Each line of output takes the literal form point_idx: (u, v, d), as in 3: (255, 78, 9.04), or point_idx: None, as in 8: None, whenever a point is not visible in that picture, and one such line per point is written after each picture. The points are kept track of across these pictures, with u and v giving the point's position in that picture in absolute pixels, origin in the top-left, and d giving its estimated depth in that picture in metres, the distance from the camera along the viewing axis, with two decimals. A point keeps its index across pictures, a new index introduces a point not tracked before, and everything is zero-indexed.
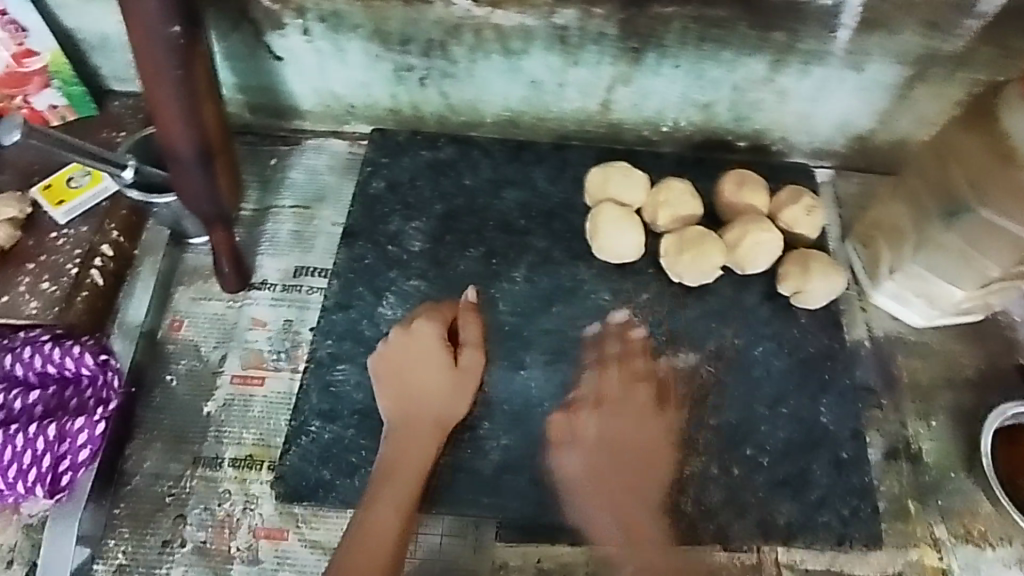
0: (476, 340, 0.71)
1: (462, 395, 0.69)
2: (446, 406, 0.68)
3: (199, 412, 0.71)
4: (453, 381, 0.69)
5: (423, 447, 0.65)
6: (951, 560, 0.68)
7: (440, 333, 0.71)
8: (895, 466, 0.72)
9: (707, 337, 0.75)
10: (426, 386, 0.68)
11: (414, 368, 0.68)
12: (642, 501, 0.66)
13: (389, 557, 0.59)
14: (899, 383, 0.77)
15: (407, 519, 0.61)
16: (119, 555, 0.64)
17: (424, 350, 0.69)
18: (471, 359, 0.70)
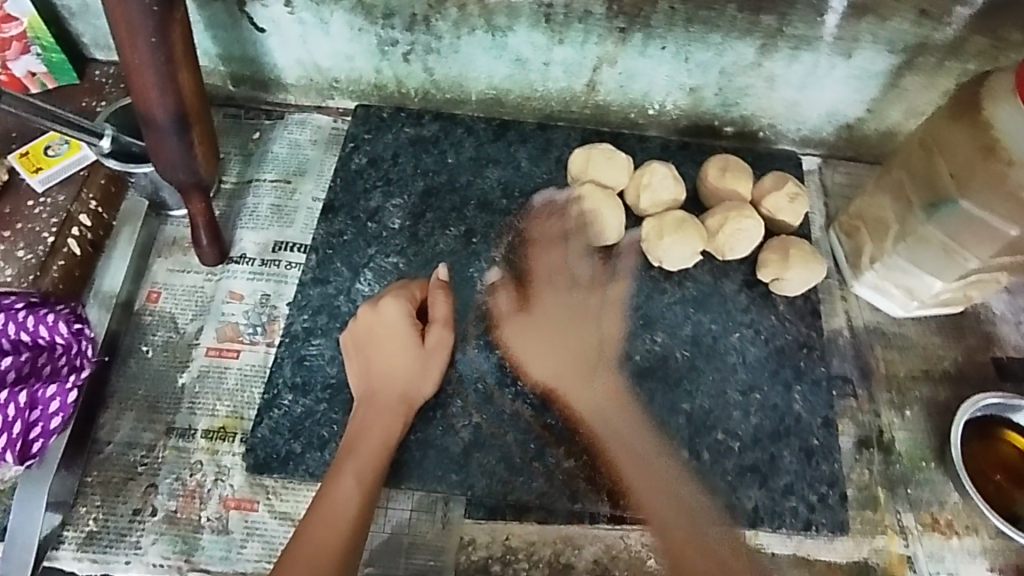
0: (445, 318, 0.68)
1: (430, 374, 0.67)
2: (412, 385, 0.66)
3: (173, 382, 0.71)
4: (419, 360, 0.67)
5: (387, 424, 0.64)
6: (916, 549, 0.68)
7: (407, 309, 0.68)
8: (866, 455, 0.72)
9: (683, 322, 0.75)
10: (391, 365, 0.66)
11: (380, 346, 0.67)
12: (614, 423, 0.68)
13: (349, 529, 0.59)
14: (874, 373, 0.77)
15: (368, 494, 0.61)
16: (89, 522, 0.65)
17: (390, 328, 0.67)
18: (439, 338, 0.68)
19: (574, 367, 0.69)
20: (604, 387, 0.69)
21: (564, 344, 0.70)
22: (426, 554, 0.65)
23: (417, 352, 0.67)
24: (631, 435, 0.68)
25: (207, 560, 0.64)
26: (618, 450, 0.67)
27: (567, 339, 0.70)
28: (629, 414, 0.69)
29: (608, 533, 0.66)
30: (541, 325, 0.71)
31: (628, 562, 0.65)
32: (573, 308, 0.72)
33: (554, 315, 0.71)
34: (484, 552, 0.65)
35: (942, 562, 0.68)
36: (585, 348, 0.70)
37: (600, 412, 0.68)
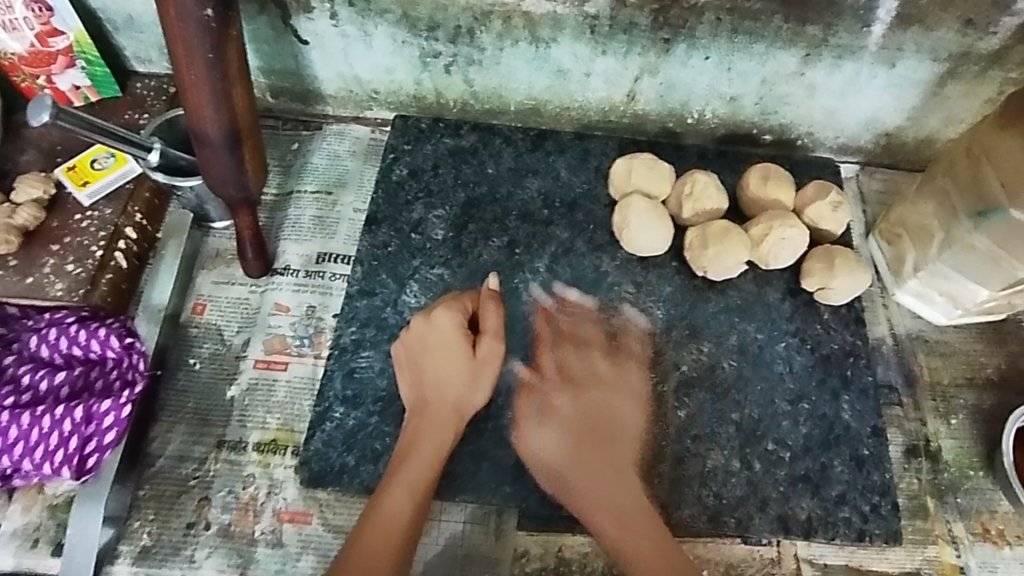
0: (497, 329, 0.67)
1: (480, 385, 0.66)
2: (463, 396, 0.66)
3: (223, 395, 0.71)
4: (468, 371, 0.66)
5: (438, 438, 0.64)
6: (969, 558, 0.68)
7: (459, 321, 0.67)
8: (914, 463, 0.72)
9: (729, 331, 0.75)
10: (443, 376, 0.66)
11: (430, 358, 0.66)
12: (585, 474, 0.64)
13: (398, 544, 0.58)
14: (919, 381, 0.77)
15: (418, 509, 0.61)
16: (144, 536, 0.65)
17: (442, 340, 0.66)
18: (491, 350, 0.66)
19: (585, 459, 0.65)
20: (592, 442, 0.65)
21: (559, 413, 0.67)
22: (481, 566, 0.65)
23: (469, 363, 0.66)
24: (624, 472, 0.65)
25: (263, 574, 0.64)
26: (592, 503, 0.64)
27: (597, 406, 0.67)
28: (616, 422, 0.67)
29: None
30: (586, 399, 0.67)
31: None
32: (586, 368, 0.69)
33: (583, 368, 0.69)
34: (538, 564, 0.65)
35: (995, 571, 0.68)
36: (603, 419, 0.67)
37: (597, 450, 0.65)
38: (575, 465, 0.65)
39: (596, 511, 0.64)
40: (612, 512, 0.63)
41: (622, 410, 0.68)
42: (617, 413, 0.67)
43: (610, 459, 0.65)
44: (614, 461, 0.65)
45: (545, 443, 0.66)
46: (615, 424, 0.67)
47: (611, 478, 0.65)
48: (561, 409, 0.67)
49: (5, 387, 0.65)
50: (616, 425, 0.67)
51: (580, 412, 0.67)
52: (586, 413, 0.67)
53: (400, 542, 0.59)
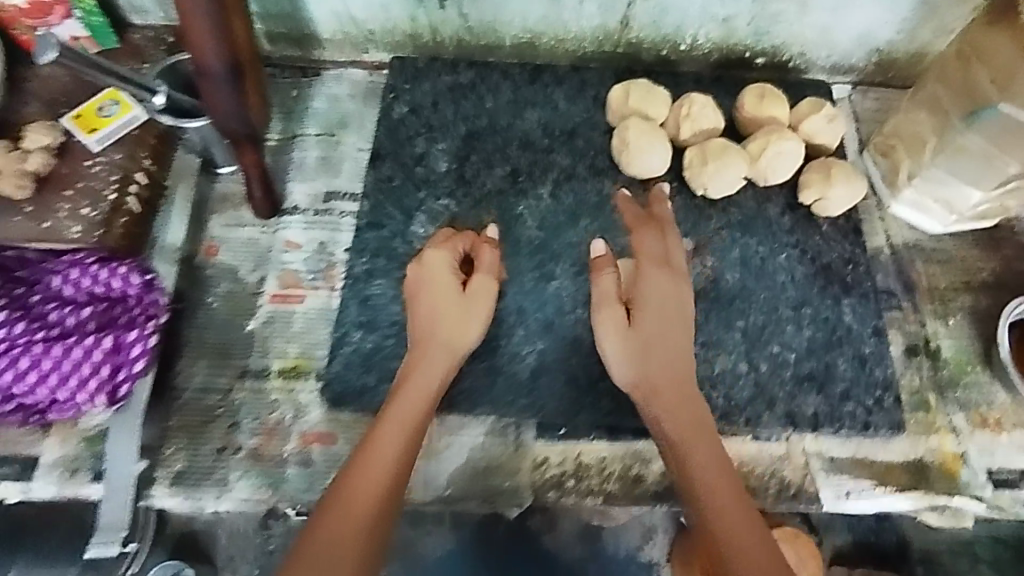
0: (492, 267, 0.67)
1: (470, 329, 0.65)
2: (457, 338, 0.64)
3: (241, 329, 0.73)
4: (461, 310, 0.65)
5: (425, 385, 0.62)
6: (968, 446, 0.70)
7: (451, 262, 0.67)
8: (914, 361, 0.74)
9: (731, 246, 0.76)
10: (438, 316, 0.65)
11: (425, 300, 0.65)
12: (704, 451, 0.58)
13: (382, 494, 0.57)
14: (917, 287, 0.79)
15: (406, 461, 0.59)
16: (176, 462, 0.66)
17: (435, 277, 0.66)
18: (484, 286, 0.66)
19: (670, 359, 0.62)
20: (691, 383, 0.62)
21: (660, 346, 0.62)
22: (502, 475, 0.68)
23: (464, 297, 0.66)
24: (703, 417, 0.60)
25: (293, 492, 0.66)
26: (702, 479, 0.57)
27: (653, 323, 0.63)
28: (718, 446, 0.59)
29: None
30: (638, 328, 0.63)
31: None
32: (667, 270, 0.65)
33: (660, 293, 0.64)
34: (557, 470, 0.68)
35: (994, 456, 0.70)
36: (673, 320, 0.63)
37: (698, 439, 0.58)
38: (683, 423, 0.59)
39: (723, 478, 0.57)
40: (726, 486, 0.56)
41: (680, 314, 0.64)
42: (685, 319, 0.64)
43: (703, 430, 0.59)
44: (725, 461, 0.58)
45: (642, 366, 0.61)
46: (680, 334, 0.63)
47: (710, 442, 0.59)
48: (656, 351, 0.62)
49: (19, 319, 0.65)
50: (682, 335, 0.63)
51: (670, 319, 0.63)
52: (671, 336, 0.63)
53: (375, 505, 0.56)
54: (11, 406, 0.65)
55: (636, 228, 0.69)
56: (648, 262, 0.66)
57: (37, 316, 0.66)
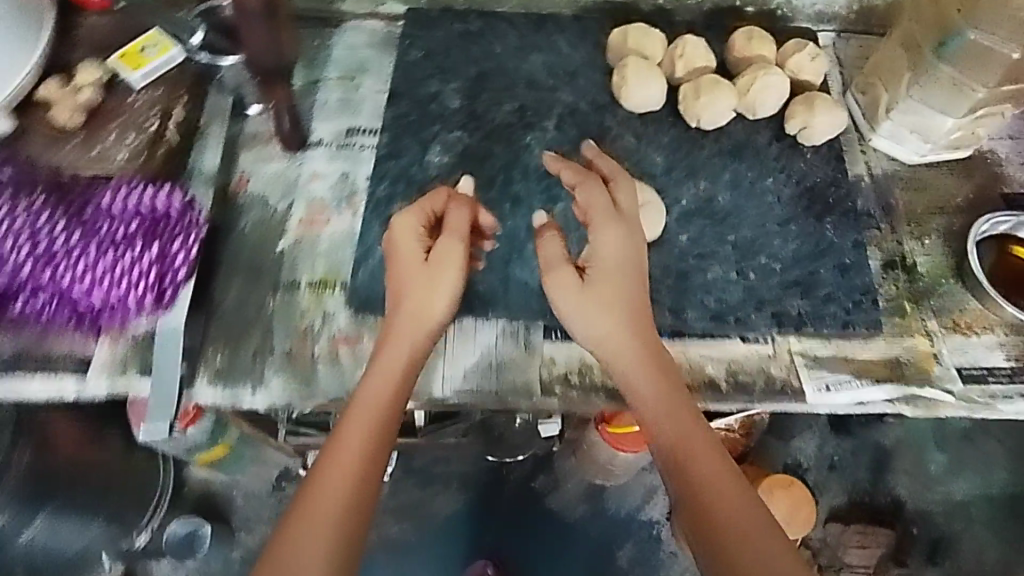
0: (458, 227, 0.70)
1: (439, 298, 0.68)
2: (425, 310, 0.68)
3: (273, 250, 0.78)
4: (428, 278, 0.68)
5: (396, 361, 0.67)
6: (941, 347, 0.77)
7: (419, 226, 0.71)
8: (892, 273, 0.80)
9: (723, 170, 0.83)
10: (410, 285, 0.69)
11: (398, 271, 0.70)
12: (676, 425, 0.65)
13: (361, 473, 0.63)
14: (896, 211, 0.85)
15: (378, 443, 0.64)
16: (218, 361, 0.72)
17: (404, 245, 0.70)
18: (451, 251, 0.69)
19: (631, 327, 0.68)
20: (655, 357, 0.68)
21: (615, 309, 0.68)
22: (514, 373, 0.74)
23: (431, 264, 0.69)
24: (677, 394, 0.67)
25: (325, 388, 0.72)
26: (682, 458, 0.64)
27: (608, 288, 0.69)
28: (689, 422, 0.65)
29: (672, 348, 0.74)
30: (596, 291, 0.69)
31: (689, 369, 0.74)
32: (621, 229, 0.70)
33: (614, 255, 0.69)
34: (563, 368, 0.75)
35: (965, 354, 0.76)
36: (632, 292, 0.69)
37: (669, 417, 0.65)
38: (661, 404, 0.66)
39: (692, 453, 0.64)
40: (696, 458, 0.64)
41: (634, 278, 0.69)
42: (638, 283, 0.69)
43: (671, 408, 0.66)
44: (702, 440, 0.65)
45: (599, 328, 0.68)
46: (635, 297, 0.69)
47: (683, 421, 0.65)
48: (612, 316, 0.68)
49: (73, 232, 0.73)
50: (637, 297, 0.69)
51: (623, 285, 0.69)
52: (627, 305, 0.68)
53: (357, 486, 0.62)
54: (63, 308, 0.71)
55: (584, 197, 0.72)
56: (597, 223, 0.70)
57: (88, 229, 0.73)
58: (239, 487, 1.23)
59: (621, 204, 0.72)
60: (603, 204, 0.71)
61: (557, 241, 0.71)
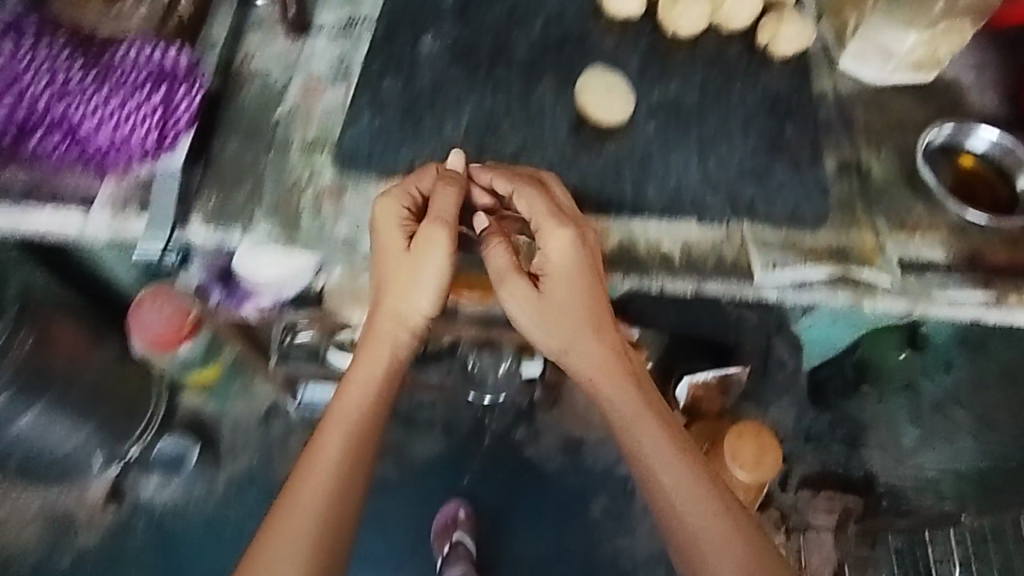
0: (445, 214, 0.74)
1: (418, 298, 0.78)
2: (408, 306, 0.78)
3: (269, 117, 0.83)
4: (407, 273, 0.76)
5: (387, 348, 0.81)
6: (885, 242, 0.82)
7: (399, 214, 0.75)
8: (846, 175, 0.85)
9: (694, 72, 0.88)
10: (393, 274, 0.77)
11: (384, 269, 0.78)
12: (618, 398, 0.81)
13: (356, 432, 0.79)
14: (858, 122, 0.89)
15: (368, 411, 0.80)
16: (211, 205, 0.79)
17: (384, 234, 0.75)
18: (439, 237, 0.74)
19: (581, 331, 0.79)
20: (608, 356, 0.81)
21: (563, 314, 0.78)
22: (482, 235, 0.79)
23: (413, 253, 0.75)
24: (634, 386, 0.82)
25: (308, 233, 0.78)
26: (621, 425, 0.82)
27: (563, 300, 0.78)
28: (637, 399, 0.81)
29: (630, 223, 0.80)
30: (552, 301, 0.78)
31: (646, 244, 0.79)
32: (579, 252, 0.75)
33: (568, 292, 0.77)
34: None
35: (906, 249, 0.82)
36: (590, 301, 0.77)
37: (615, 396, 0.81)
38: (612, 389, 0.82)
39: (635, 432, 0.80)
40: (637, 433, 0.81)
41: (587, 296, 0.77)
42: (592, 295, 0.77)
43: (620, 392, 0.81)
44: (647, 421, 0.81)
45: (553, 334, 0.79)
46: (587, 308, 0.78)
47: (634, 404, 0.81)
48: (563, 318, 0.79)
49: (85, 75, 0.79)
50: (591, 307, 0.78)
51: (578, 300, 0.77)
52: (582, 309, 0.78)
53: (348, 447, 0.79)
54: (73, 148, 0.78)
55: (539, 219, 0.75)
56: (553, 265, 0.77)
57: (98, 75, 0.79)
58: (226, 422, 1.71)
59: (563, 204, 0.76)
60: (547, 209, 0.75)
61: (502, 250, 0.77)
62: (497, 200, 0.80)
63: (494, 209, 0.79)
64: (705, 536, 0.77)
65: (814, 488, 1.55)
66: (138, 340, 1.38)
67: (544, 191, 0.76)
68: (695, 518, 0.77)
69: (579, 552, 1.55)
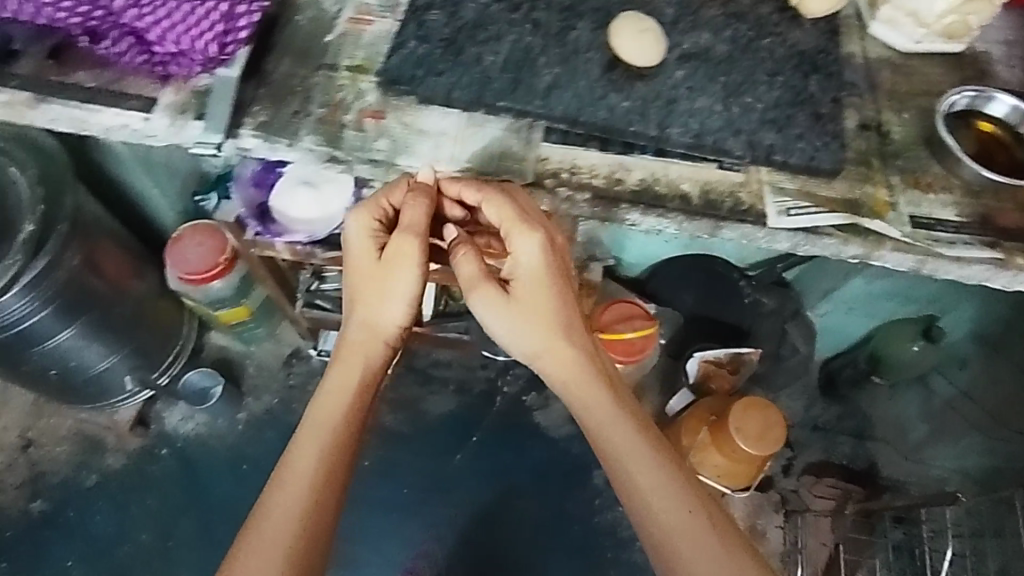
0: (414, 226, 0.80)
1: (387, 310, 0.84)
2: (376, 317, 0.84)
3: (321, 40, 0.89)
4: (377, 279, 0.82)
5: (365, 355, 0.85)
6: (899, 199, 0.85)
7: (370, 225, 0.83)
8: (866, 133, 0.88)
9: (725, 27, 0.91)
10: (365, 285, 0.83)
11: (358, 278, 0.84)
12: (598, 407, 0.82)
13: (328, 441, 0.82)
14: (882, 86, 0.92)
15: (344, 424, 0.83)
16: (262, 116, 0.84)
17: (356, 248, 0.83)
18: (409, 248, 0.80)
19: (558, 336, 0.82)
20: (586, 361, 0.83)
21: (538, 320, 0.82)
22: (510, 162, 0.83)
23: (385, 261, 0.81)
24: (612, 393, 0.83)
25: (349, 148, 0.83)
26: (601, 440, 0.82)
27: (535, 305, 0.81)
28: (618, 407, 0.82)
29: (653, 163, 0.84)
30: (524, 306, 0.81)
31: (667, 183, 0.83)
32: (547, 256, 0.80)
33: (539, 299, 0.81)
34: (556, 166, 0.83)
35: (920, 207, 0.84)
36: (561, 307, 0.81)
37: (593, 406, 0.82)
38: (593, 397, 0.83)
39: (612, 443, 0.81)
40: (613, 446, 0.81)
41: (558, 304, 0.81)
42: (559, 301, 0.81)
43: (597, 401, 0.82)
44: (625, 432, 0.81)
45: (529, 340, 0.82)
46: (560, 314, 0.81)
47: (612, 416, 0.82)
48: (538, 328, 0.82)
49: None
50: (562, 313, 0.81)
51: (547, 306, 0.81)
52: (552, 317, 0.81)
53: (324, 448, 0.81)
54: (141, 50, 0.85)
55: (506, 227, 0.79)
56: (521, 270, 0.81)
57: None
58: (255, 363, 1.79)
59: (527, 207, 0.79)
60: (513, 213, 0.78)
61: (473, 258, 0.81)
62: (468, 212, 0.87)
63: (465, 219, 0.87)
64: (694, 554, 0.77)
65: (816, 474, 1.70)
66: (173, 272, 1.46)
67: (512, 196, 0.79)
68: (678, 535, 0.78)
69: (578, 518, 1.59)
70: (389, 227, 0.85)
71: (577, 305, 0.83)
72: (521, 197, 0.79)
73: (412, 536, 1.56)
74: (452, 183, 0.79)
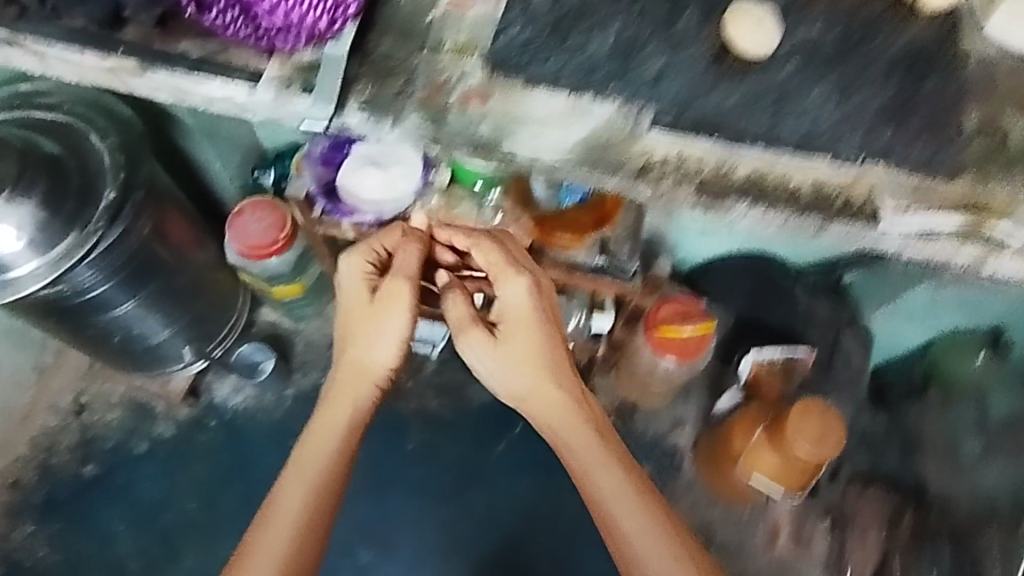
0: (408, 269, 1.12)
1: (376, 348, 1.13)
2: (364, 356, 1.13)
3: (420, 22, 0.85)
4: (365, 314, 1.13)
5: (361, 389, 1.13)
6: (1016, 205, 0.81)
7: (362, 269, 1.15)
8: (987, 136, 0.83)
9: (839, 19, 0.86)
10: (358, 325, 1.13)
11: (362, 322, 1.13)
12: (596, 472, 1.06)
13: (316, 477, 1.07)
14: (1005, 86, 0.84)
15: (336, 460, 1.09)
16: (366, 93, 0.84)
17: (352, 291, 1.14)
18: (400, 289, 1.11)
19: (535, 373, 1.10)
20: (570, 404, 1.11)
21: (518, 366, 1.11)
22: (616, 150, 0.82)
23: (377, 303, 1.12)
24: (597, 446, 1.08)
25: (455, 129, 0.83)
26: (581, 470, 1.07)
27: (523, 352, 1.10)
28: (602, 449, 1.08)
29: (761, 157, 0.82)
30: (518, 347, 1.11)
31: (775, 178, 0.82)
32: (536, 317, 1.11)
33: (525, 348, 1.10)
34: (661, 158, 0.82)
35: None
36: (550, 363, 1.11)
37: (578, 449, 1.08)
38: (578, 439, 1.09)
39: (592, 482, 1.06)
40: (593, 492, 1.06)
41: (551, 353, 1.11)
42: (544, 342, 1.11)
43: (589, 447, 1.08)
44: (609, 468, 1.06)
45: (516, 383, 1.12)
46: (540, 355, 1.10)
47: (601, 458, 1.07)
48: (526, 374, 1.11)
49: None
50: (546, 357, 1.11)
51: (535, 353, 1.10)
52: (535, 359, 1.10)
53: (332, 466, 1.08)
54: (246, 22, 0.83)
55: (495, 274, 1.13)
56: (511, 308, 1.11)
57: None
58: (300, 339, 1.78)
59: (512, 255, 1.13)
60: (500, 257, 1.12)
61: (468, 304, 1.13)
62: (459, 259, 1.26)
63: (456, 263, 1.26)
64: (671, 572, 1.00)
65: (862, 483, 1.63)
66: (234, 245, 1.43)
67: (492, 241, 1.14)
68: (659, 550, 1.01)
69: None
70: (380, 267, 1.18)
71: (564, 351, 1.13)
72: (490, 241, 1.14)
73: (451, 521, 1.57)
74: (444, 230, 1.18)
